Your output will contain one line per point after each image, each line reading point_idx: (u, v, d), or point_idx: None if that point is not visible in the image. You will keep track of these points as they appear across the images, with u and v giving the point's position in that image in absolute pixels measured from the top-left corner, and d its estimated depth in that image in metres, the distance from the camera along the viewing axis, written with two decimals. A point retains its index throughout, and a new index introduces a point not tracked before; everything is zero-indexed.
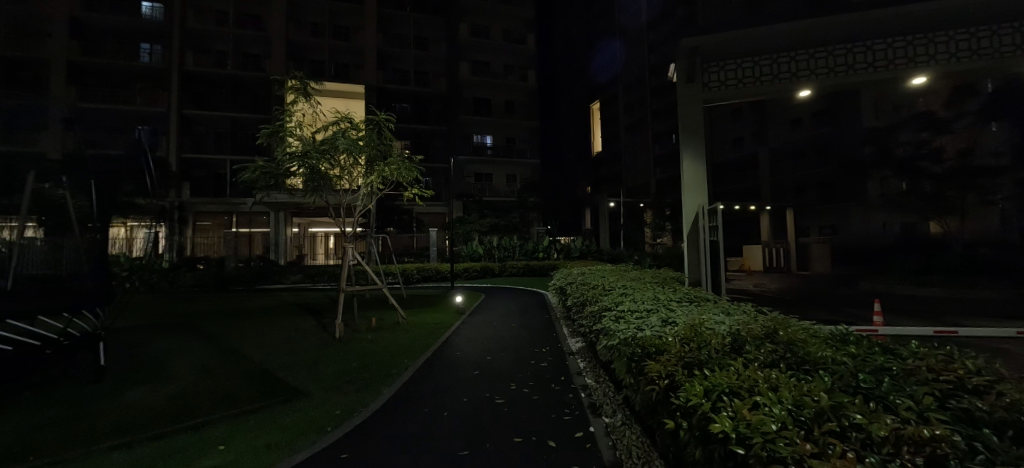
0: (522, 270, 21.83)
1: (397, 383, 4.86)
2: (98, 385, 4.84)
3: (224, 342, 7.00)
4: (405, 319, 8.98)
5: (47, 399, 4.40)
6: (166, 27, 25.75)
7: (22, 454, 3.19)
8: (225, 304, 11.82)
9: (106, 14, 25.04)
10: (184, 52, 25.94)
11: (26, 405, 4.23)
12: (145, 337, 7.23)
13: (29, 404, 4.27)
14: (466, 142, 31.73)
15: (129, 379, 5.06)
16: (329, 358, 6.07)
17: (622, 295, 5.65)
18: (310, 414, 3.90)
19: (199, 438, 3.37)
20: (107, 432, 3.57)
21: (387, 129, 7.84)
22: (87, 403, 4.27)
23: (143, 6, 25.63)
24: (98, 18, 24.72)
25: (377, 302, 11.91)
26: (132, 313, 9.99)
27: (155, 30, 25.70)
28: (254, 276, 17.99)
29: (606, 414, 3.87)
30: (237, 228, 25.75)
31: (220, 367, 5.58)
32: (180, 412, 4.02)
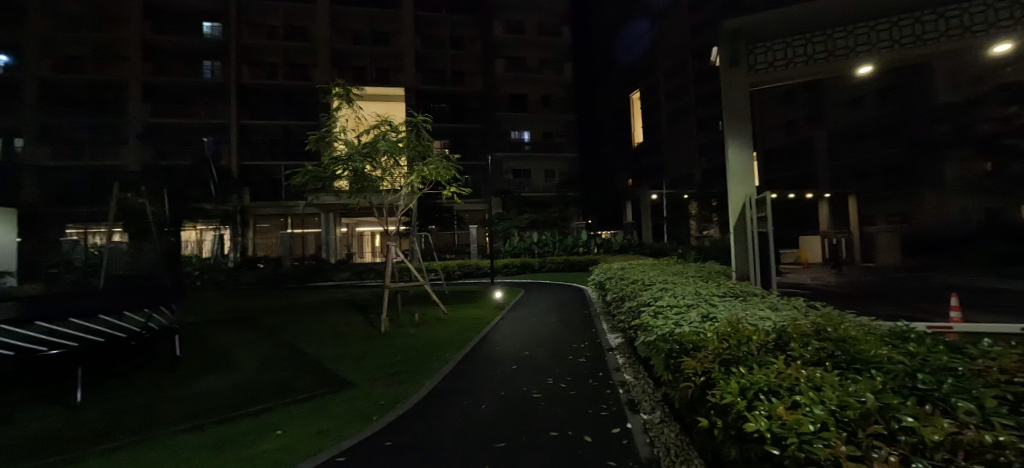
0: (562, 265, 21.61)
1: (437, 376, 5.02)
2: (174, 375, 5.36)
3: (281, 336, 7.52)
4: (446, 314, 9.23)
5: (133, 386, 4.97)
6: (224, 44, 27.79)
7: (113, 433, 3.62)
8: (281, 300, 12.63)
9: (173, 35, 27.28)
10: (241, 66, 27.96)
11: (118, 391, 4.81)
12: (214, 331, 7.88)
13: (120, 390, 4.85)
14: (503, 138, 31.88)
15: (200, 369, 5.59)
16: (374, 351, 6.35)
17: (663, 290, 5.48)
18: (355, 404, 4.11)
19: (257, 424, 3.65)
20: (178, 415, 3.97)
21: (425, 130, 8.12)
22: (165, 390, 4.76)
23: (205, 26, 27.73)
24: (167, 40, 27.07)
25: (420, 299, 12.26)
26: (205, 309, 10.98)
27: (215, 47, 27.79)
28: (308, 273, 19.20)
29: (645, 410, 3.80)
30: (293, 229, 27.52)
31: (277, 359, 6.00)
32: (242, 399, 4.38)
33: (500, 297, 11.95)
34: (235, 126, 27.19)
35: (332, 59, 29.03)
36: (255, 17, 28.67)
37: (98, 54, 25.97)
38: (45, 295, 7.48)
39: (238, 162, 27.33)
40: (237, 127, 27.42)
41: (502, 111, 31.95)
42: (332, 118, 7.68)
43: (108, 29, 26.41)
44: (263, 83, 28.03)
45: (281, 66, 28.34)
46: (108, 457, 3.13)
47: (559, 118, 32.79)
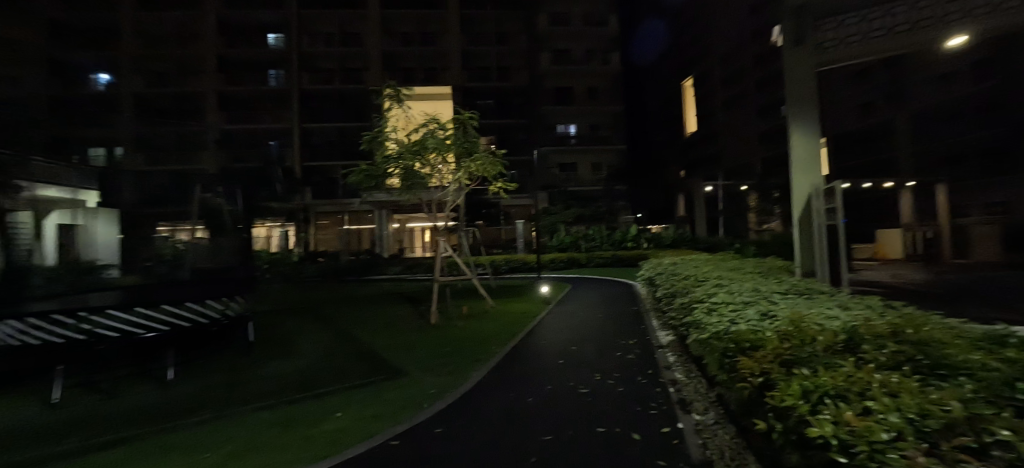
0: (610, 259, 21.15)
1: (485, 368, 5.15)
2: (250, 358, 5.94)
3: (340, 326, 8.04)
4: (493, 307, 9.42)
5: (218, 367, 5.57)
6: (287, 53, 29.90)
7: (205, 407, 4.10)
8: (340, 292, 13.47)
9: (243, 47, 29.69)
10: (302, 73, 29.98)
11: (206, 371, 5.43)
12: (283, 320, 8.60)
13: (208, 370, 5.46)
14: (548, 132, 31.72)
15: (272, 353, 6.15)
16: (425, 342, 6.64)
17: (717, 286, 5.23)
18: (409, 391, 4.34)
19: (321, 406, 3.96)
20: (256, 395, 4.40)
21: (472, 126, 8.27)
22: (244, 372, 5.29)
23: (270, 37, 29.94)
24: (238, 53, 29.53)
25: (467, 292, 12.60)
26: (275, 299, 12.00)
27: (280, 57, 29.97)
28: (364, 267, 20.30)
29: (697, 411, 3.67)
30: (350, 225, 29.20)
31: (337, 347, 6.45)
32: (308, 382, 4.78)
33: (546, 292, 11.97)
34: (297, 129, 29.25)
35: (384, 62, 30.35)
36: (315, 26, 30.58)
37: (180, 68, 28.80)
38: (143, 285, 8.50)
39: (301, 163, 29.30)
40: (299, 130, 29.43)
41: (547, 104, 31.75)
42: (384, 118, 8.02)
43: (188, 46, 29.21)
44: (322, 88, 29.89)
45: (337, 71, 30.04)
46: (197, 430, 3.54)
47: (605, 109, 32.11)
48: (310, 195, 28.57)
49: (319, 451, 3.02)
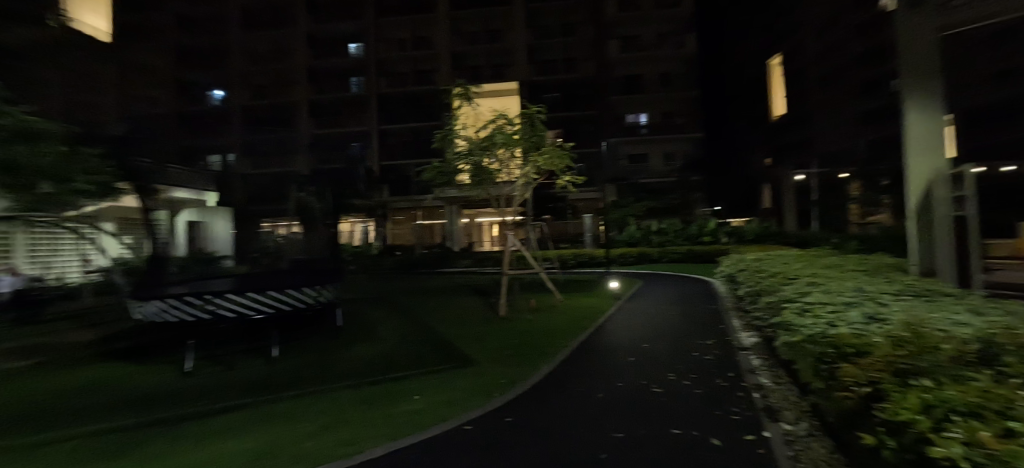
0: (685, 255, 20.00)
1: (552, 361, 5.16)
2: (340, 341, 6.57)
3: (415, 315, 8.57)
4: (560, 301, 9.40)
5: (314, 347, 6.25)
6: (366, 60, 32.25)
7: (304, 382, 4.62)
8: (415, 284, 14.31)
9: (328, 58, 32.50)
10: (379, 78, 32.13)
11: (305, 350, 6.12)
12: (365, 308, 9.35)
13: (306, 349, 6.15)
14: (617, 123, 30.84)
15: (358, 338, 6.74)
16: (494, 333, 6.83)
17: (811, 285, 4.68)
18: (480, 380, 4.49)
19: (400, 388, 4.25)
20: (345, 374, 4.86)
21: (539, 120, 8.30)
22: (336, 353, 5.87)
23: (352, 47, 32.42)
24: (325, 63, 32.39)
25: (535, 286, 12.71)
26: (359, 288, 13.08)
27: (359, 64, 32.41)
28: (436, 260, 21.34)
29: (786, 420, 3.32)
30: (422, 220, 30.87)
31: (413, 334, 6.89)
32: (389, 365, 5.17)
33: (615, 288, 11.66)
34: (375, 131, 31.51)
35: (453, 63, 31.51)
36: (390, 33, 32.57)
37: (277, 80, 32.12)
38: (255, 273, 9.74)
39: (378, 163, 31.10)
40: (377, 132, 31.58)
41: (616, 94, 30.78)
42: (455, 116, 8.31)
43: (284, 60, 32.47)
44: (397, 91, 31.84)
45: (410, 74, 31.80)
46: (292, 401, 3.99)
47: (680, 96, 30.48)
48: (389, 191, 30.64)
49: (392, 429, 3.23)
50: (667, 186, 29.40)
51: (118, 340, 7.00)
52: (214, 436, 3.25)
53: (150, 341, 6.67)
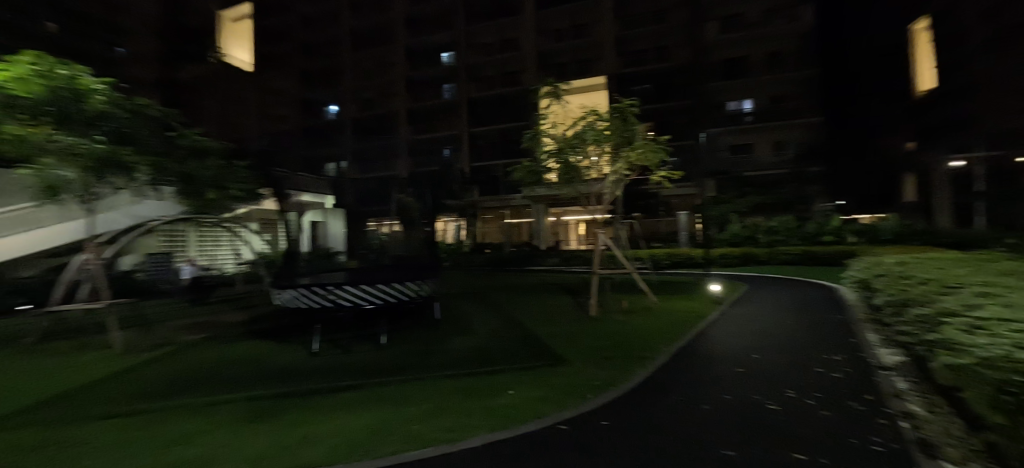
0: (800, 256, 17.79)
1: (648, 367, 4.89)
2: (438, 332, 7.02)
3: (506, 311, 8.83)
4: (655, 304, 8.92)
5: (416, 337, 6.76)
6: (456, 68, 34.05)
7: (409, 368, 5.00)
8: (505, 281, 14.76)
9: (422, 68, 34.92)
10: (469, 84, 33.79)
11: (409, 339, 6.65)
12: (460, 302, 9.86)
13: (410, 338, 6.69)
14: (719, 112, 28.89)
15: (454, 330, 7.15)
16: (585, 333, 6.72)
17: (985, 294, 3.76)
18: (573, 380, 4.41)
19: (494, 382, 4.36)
20: (444, 364, 5.16)
21: (631, 114, 7.95)
22: (435, 343, 6.28)
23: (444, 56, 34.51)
24: (420, 74, 34.92)
25: (627, 286, 12.28)
26: (454, 283, 13.87)
27: (450, 72, 34.30)
28: (524, 258, 21.69)
29: (950, 457, 2.55)
30: (511, 218, 31.90)
31: (505, 330, 7.08)
32: (483, 359, 5.37)
33: (717, 291, 10.76)
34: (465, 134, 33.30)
35: (538, 63, 31.84)
36: (477, 39, 33.84)
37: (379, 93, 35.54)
38: (366, 268, 10.84)
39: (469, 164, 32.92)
40: (469, 135, 33.29)
41: (714, 81, 28.63)
42: (543, 115, 8.34)
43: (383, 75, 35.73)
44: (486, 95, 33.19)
45: (499, 78, 33.02)
46: (396, 386, 4.31)
47: (795, 77, 27.53)
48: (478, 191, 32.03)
49: (488, 422, 3.29)
50: (777, 179, 27.02)
51: (260, 322, 8.32)
52: (333, 411, 3.63)
53: (286, 326, 7.81)
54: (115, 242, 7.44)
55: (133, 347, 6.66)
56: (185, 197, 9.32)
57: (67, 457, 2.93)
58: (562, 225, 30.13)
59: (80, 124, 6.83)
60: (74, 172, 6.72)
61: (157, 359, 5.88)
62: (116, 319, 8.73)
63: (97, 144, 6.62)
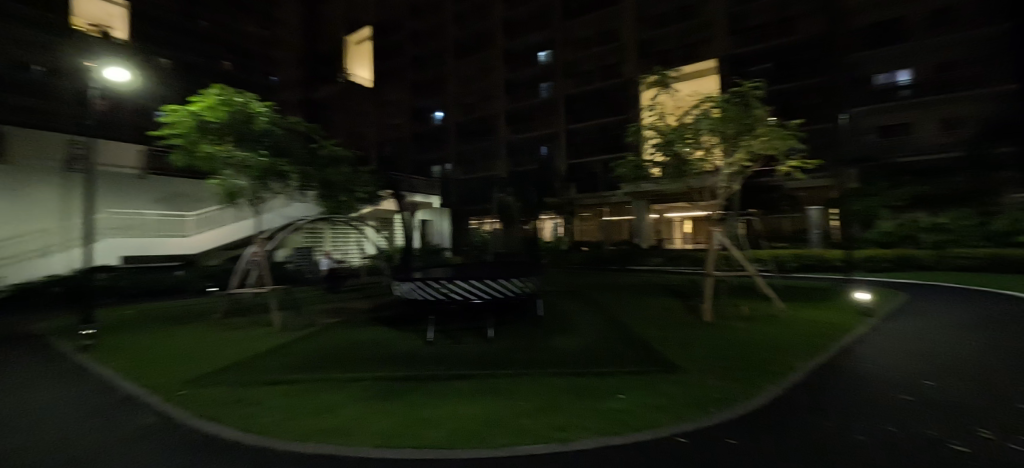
0: (982, 261, 14.59)
1: (779, 383, 4.26)
2: (540, 329, 7.15)
3: (608, 312, 8.61)
4: (784, 313, 7.85)
5: (519, 333, 6.97)
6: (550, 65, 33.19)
7: (513, 362, 5.16)
8: (603, 280, 14.45)
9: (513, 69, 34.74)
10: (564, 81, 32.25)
11: (512, 334, 6.90)
12: (560, 301, 9.82)
13: (514, 333, 6.93)
14: (863, 88, 23.81)
15: (555, 328, 7.20)
16: (698, 341, 6.18)
17: None
18: (687, 391, 4.03)
19: (599, 384, 4.23)
20: (547, 361, 5.21)
21: (753, 98, 7.15)
22: (538, 341, 6.36)
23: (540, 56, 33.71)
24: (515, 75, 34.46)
25: (744, 290, 11.18)
26: (554, 281, 13.95)
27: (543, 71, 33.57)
28: (623, 256, 20.70)
29: None
30: (609, 216, 30.35)
31: (608, 331, 6.92)
32: (587, 359, 5.29)
33: (863, 300, 9.15)
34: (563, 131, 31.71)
35: (637, 52, 29.73)
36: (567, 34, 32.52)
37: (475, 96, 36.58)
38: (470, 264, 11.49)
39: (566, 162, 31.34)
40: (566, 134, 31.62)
41: (859, 51, 23.89)
42: (649, 106, 7.93)
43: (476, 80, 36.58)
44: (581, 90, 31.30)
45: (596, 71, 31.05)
46: (504, 379, 4.46)
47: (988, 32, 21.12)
48: (576, 189, 30.77)
49: (595, 426, 3.14)
50: (943, 163, 21.53)
51: (382, 310, 9.37)
52: (443, 399, 3.83)
53: (403, 315, 8.65)
54: (274, 238, 8.87)
55: (287, 326, 7.96)
56: (323, 201, 10.71)
57: (248, 416, 3.61)
58: (665, 222, 28.34)
59: (249, 141, 8.62)
60: (247, 181, 8.46)
61: (305, 337, 6.93)
62: (275, 301, 10.60)
63: (263, 158, 8.26)
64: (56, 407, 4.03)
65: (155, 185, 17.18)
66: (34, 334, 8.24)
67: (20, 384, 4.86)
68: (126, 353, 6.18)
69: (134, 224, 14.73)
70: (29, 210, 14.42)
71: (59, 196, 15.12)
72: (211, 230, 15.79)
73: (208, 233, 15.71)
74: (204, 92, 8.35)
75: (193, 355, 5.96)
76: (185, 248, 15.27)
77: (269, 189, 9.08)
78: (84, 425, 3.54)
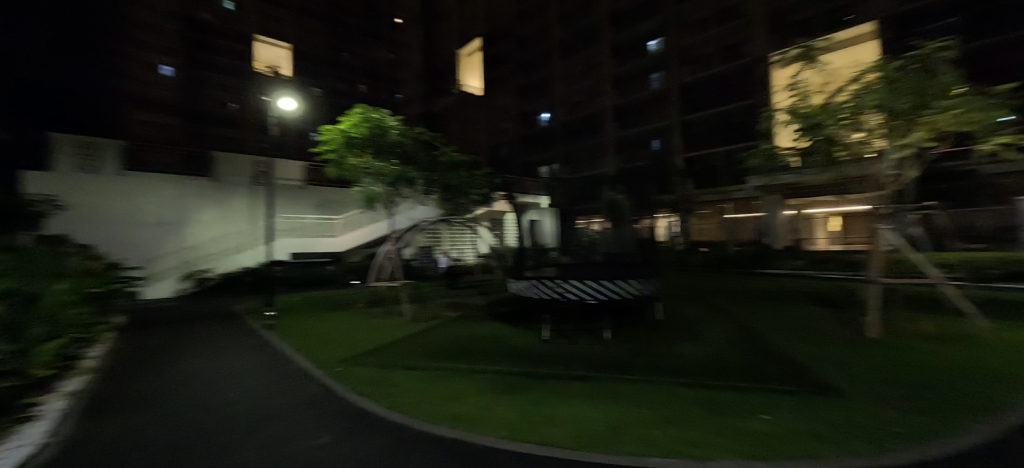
0: None
1: (991, 420, 3.34)
2: (657, 336, 6.82)
3: (736, 320, 7.79)
4: (989, 337, 6.14)
5: (634, 338, 6.76)
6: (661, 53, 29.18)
7: (632, 369, 5.02)
8: (728, 284, 12.96)
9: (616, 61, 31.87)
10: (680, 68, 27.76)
11: (627, 339, 6.72)
12: (680, 306, 9.20)
13: (629, 339, 6.73)
14: None
15: (675, 336, 6.78)
16: (861, 362, 5.19)
17: None
18: (851, 417, 3.43)
19: (734, 400, 3.86)
20: (670, 371, 4.95)
21: (939, 61, 5.79)
22: (656, 349, 6.07)
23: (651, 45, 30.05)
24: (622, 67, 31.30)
25: (925, 299, 9.03)
26: (671, 284, 12.90)
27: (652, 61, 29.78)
28: (752, 257, 17.11)
29: None
30: (732, 213, 26.01)
31: (738, 342, 6.27)
32: (716, 372, 4.87)
33: None
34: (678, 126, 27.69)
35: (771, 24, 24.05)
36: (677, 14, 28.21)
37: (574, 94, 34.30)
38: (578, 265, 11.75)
39: (681, 154, 27.48)
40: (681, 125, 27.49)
41: None
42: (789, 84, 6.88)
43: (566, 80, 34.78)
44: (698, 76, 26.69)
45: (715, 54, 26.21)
46: (624, 385, 4.34)
47: None
48: (694, 184, 26.19)
49: (734, 443, 2.85)
50: None
51: (496, 306, 9.96)
52: (563, 399, 3.86)
53: (518, 312, 9.09)
54: (404, 238, 10.03)
55: (416, 317, 8.91)
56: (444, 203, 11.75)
57: (392, 396, 4.10)
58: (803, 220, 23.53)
59: (384, 152, 10.26)
60: (382, 187, 10.38)
61: (431, 328, 7.67)
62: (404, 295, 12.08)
63: (395, 166, 10.01)
64: (257, 374, 5.14)
65: (312, 192, 19.22)
66: (234, 313, 10.56)
67: (233, 353, 6.32)
68: (298, 333, 7.53)
69: (299, 227, 18.04)
70: (227, 216, 17.34)
71: (248, 205, 17.88)
72: (352, 232, 18.84)
73: (350, 234, 18.82)
74: (350, 112, 10.02)
75: (348, 338, 7.03)
76: (333, 246, 18.41)
77: (400, 194, 10.71)
78: (277, 392, 4.44)
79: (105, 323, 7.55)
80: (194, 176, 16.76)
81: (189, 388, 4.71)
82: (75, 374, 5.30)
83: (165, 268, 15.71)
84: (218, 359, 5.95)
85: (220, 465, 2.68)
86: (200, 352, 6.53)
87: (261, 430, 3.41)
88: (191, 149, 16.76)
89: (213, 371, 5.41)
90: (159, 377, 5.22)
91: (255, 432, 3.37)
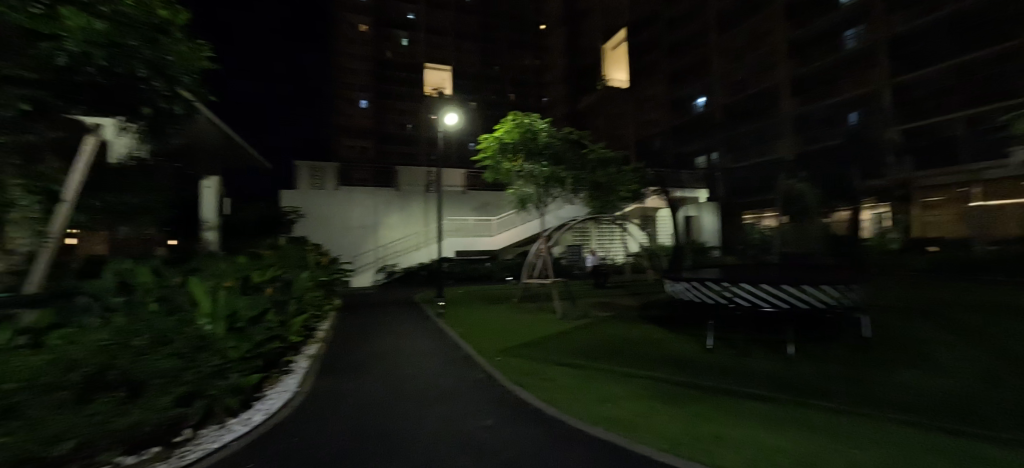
0: None
1: None
2: (861, 359, 5.58)
3: (997, 346, 5.74)
4: None
5: (829, 358, 5.68)
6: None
7: (830, 396, 4.23)
8: (979, 296, 9.50)
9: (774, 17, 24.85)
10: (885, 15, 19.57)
11: (818, 358, 5.70)
12: (896, 322, 7.30)
13: (821, 358, 5.70)
14: None
15: (890, 361, 5.42)
16: None
17: None
18: None
19: (1007, 455, 2.86)
20: (888, 404, 4.00)
21: None
22: (863, 375, 4.94)
23: None
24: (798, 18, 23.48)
25: None
26: (881, 294, 10.18)
27: None
28: None
29: None
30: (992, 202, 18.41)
31: (1003, 379, 4.62)
32: (968, 417, 3.71)
33: None
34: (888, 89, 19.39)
35: None
36: None
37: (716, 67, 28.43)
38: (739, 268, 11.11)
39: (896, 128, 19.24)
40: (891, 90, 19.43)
41: None
42: None
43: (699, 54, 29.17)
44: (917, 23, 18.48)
45: None
46: (821, 414, 3.66)
47: None
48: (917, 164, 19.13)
49: None
50: None
51: (649, 309, 9.74)
52: (739, 418, 3.47)
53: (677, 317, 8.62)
54: (554, 237, 10.59)
55: (566, 315, 9.14)
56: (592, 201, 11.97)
57: (548, 390, 4.28)
58: None
59: (535, 154, 10.86)
60: (534, 188, 11.31)
61: (582, 326, 7.84)
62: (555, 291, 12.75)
63: (545, 169, 10.70)
64: (438, 355, 6.04)
65: (471, 197, 21.67)
66: (415, 301, 12.74)
67: (416, 335, 7.54)
68: (464, 322, 8.60)
69: (462, 227, 19.68)
70: (408, 219, 20.62)
71: (423, 209, 20.86)
72: (507, 231, 19.88)
73: (504, 233, 19.89)
74: (505, 119, 10.78)
75: (507, 329, 7.70)
76: (489, 245, 19.78)
77: (549, 194, 11.56)
78: (452, 372, 5.13)
79: (331, 303, 10.03)
80: (385, 188, 20.56)
81: (389, 360, 5.87)
82: (313, 342, 7.13)
83: (364, 263, 19.52)
84: (408, 339, 7.25)
85: (418, 432, 3.22)
86: (396, 331, 8.08)
87: (444, 404, 3.98)
88: (382, 166, 20.87)
89: (403, 349, 6.57)
90: (369, 349, 6.65)
91: (440, 406, 3.95)
